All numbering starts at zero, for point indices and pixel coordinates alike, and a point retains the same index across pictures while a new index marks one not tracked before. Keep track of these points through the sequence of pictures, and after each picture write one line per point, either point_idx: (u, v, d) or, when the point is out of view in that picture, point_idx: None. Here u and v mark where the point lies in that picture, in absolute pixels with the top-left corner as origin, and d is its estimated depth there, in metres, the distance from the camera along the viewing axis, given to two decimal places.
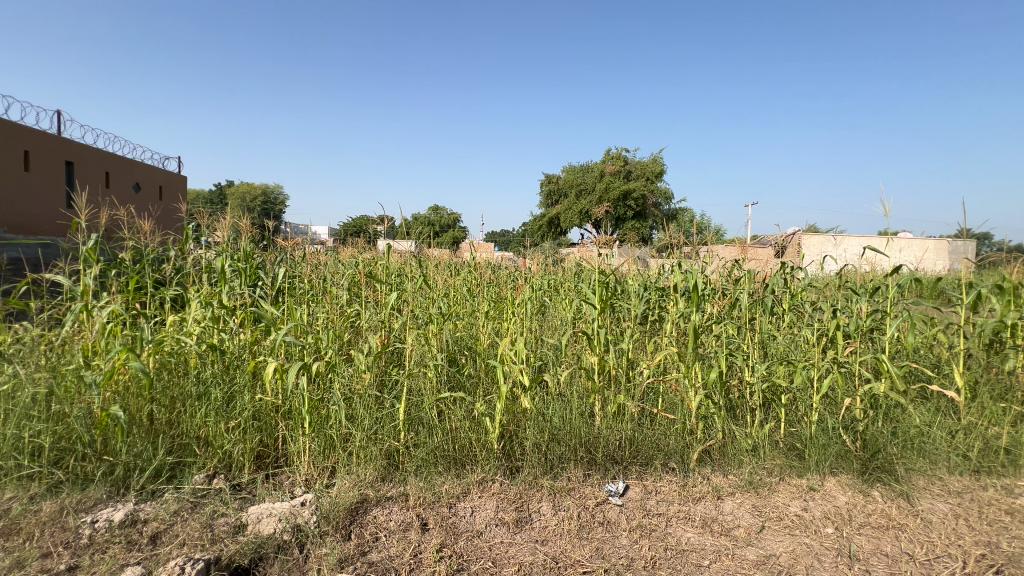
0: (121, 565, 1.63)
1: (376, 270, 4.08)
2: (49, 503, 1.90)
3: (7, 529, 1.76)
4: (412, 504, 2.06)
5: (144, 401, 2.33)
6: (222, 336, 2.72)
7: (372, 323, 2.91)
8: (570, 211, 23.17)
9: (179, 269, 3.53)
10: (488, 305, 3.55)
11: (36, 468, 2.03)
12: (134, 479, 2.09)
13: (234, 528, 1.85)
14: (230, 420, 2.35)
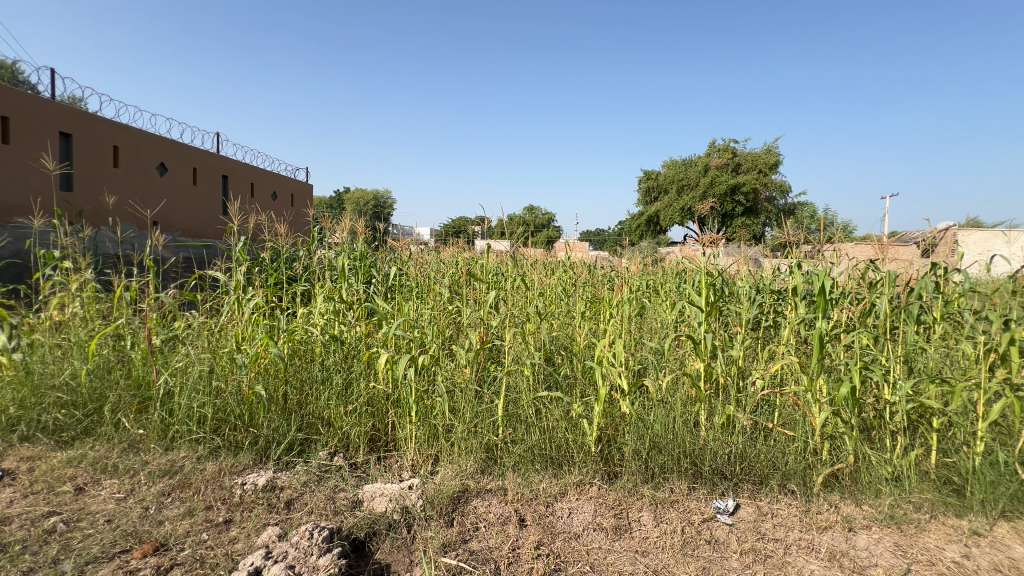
0: (263, 524, 1.88)
1: (476, 269, 4.23)
2: (211, 464, 2.25)
3: (182, 482, 2.12)
4: (510, 498, 2.11)
5: (280, 383, 2.66)
6: (342, 328, 3.01)
7: (471, 320, 3.01)
8: (670, 207, 22.05)
9: (307, 268, 3.97)
10: (583, 304, 3.50)
11: (201, 433, 2.42)
12: (273, 451, 2.40)
13: (352, 503, 2.04)
14: (348, 404, 2.60)
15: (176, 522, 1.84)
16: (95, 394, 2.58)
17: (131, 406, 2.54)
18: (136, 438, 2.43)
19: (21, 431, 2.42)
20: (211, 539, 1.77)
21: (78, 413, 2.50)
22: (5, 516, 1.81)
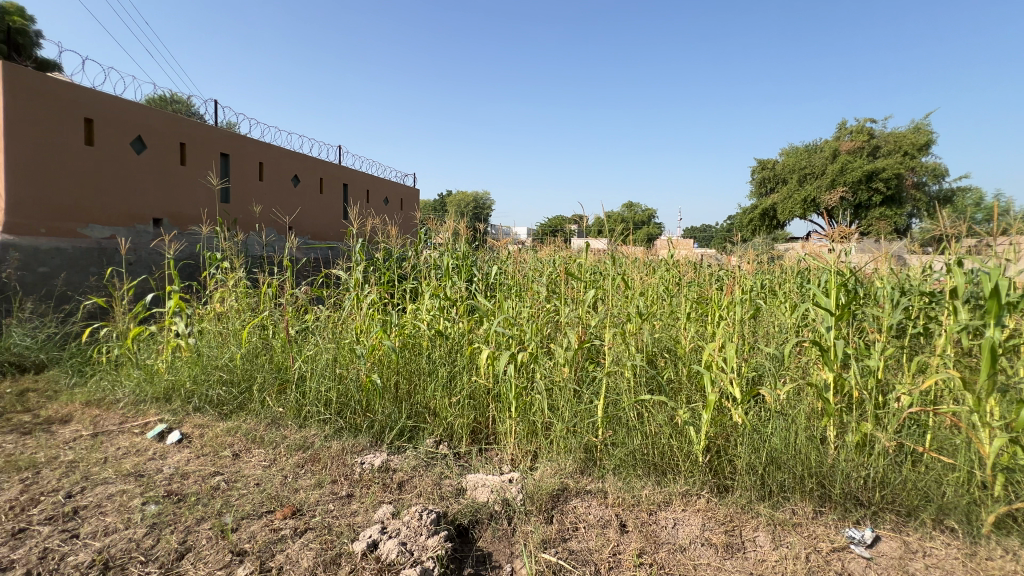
0: (379, 501, 2.04)
1: (573, 268, 4.20)
2: (336, 442, 2.52)
3: (313, 456, 2.39)
4: (610, 502, 2.07)
5: (392, 373, 2.88)
6: (446, 324, 3.17)
7: (570, 319, 3.00)
8: (788, 199, 19.96)
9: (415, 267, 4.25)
10: (689, 304, 3.30)
11: (328, 415, 2.71)
12: (386, 435, 2.62)
13: (457, 490, 2.15)
14: (453, 396, 2.73)
15: (308, 491, 2.09)
16: (247, 375, 3.01)
17: (273, 387, 2.93)
18: (277, 415, 2.80)
19: (194, 402, 2.92)
20: (336, 510, 1.97)
21: (234, 390, 2.94)
22: (185, 471, 2.19)
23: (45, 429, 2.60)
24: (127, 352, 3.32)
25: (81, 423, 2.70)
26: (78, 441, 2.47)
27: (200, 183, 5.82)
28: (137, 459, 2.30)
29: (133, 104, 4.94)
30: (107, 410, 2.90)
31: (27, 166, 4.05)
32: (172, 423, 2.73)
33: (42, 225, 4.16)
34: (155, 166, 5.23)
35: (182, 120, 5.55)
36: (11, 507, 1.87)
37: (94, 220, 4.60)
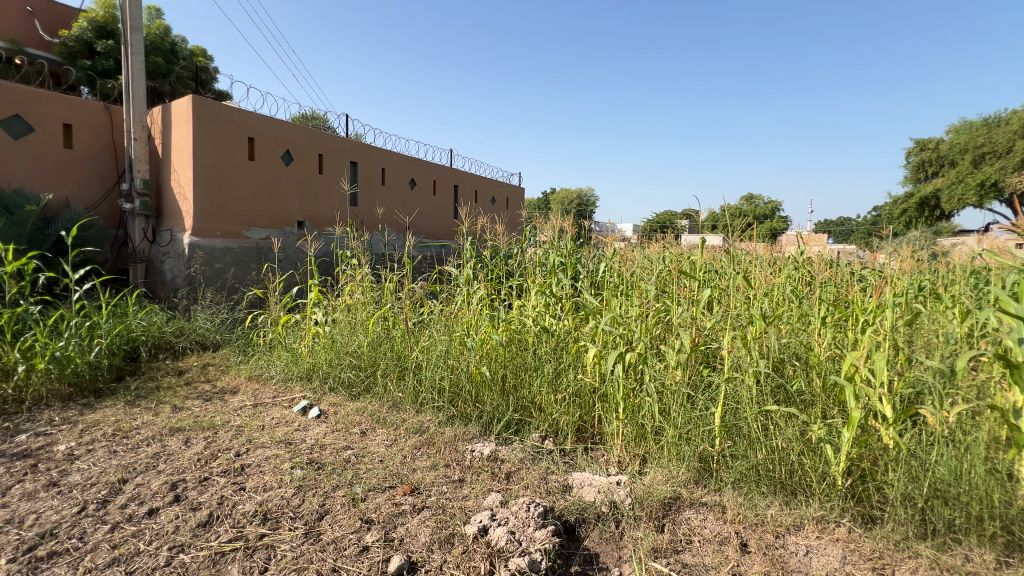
0: (488, 488, 2.12)
1: (686, 266, 3.95)
2: (449, 429, 2.67)
3: (429, 440, 2.56)
4: (729, 518, 1.92)
5: (500, 366, 2.97)
6: (552, 321, 3.18)
7: (683, 319, 2.82)
8: (957, 184, 16.72)
9: (521, 264, 4.34)
10: (825, 307, 2.91)
11: (441, 402, 2.89)
12: (495, 426, 2.72)
13: (563, 486, 2.15)
14: (558, 392, 2.74)
15: (425, 472, 2.24)
16: (372, 361, 3.32)
17: (394, 373, 3.19)
18: (397, 399, 3.05)
19: (330, 383, 3.29)
20: (450, 492, 2.08)
21: (362, 374, 3.26)
22: (323, 442, 2.49)
23: (220, 398, 3.13)
24: (278, 336, 3.86)
25: (245, 395, 3.21)
26: (243, 409, 2.94)
27: (334, 189, 6.47)
28: (286, 429, 2.67)
29: (283, 123, 5.67)
30: (263, 385, 3.41)
31: (206, 179, 4.87)
32: (313, 400, 3.12)
33: (218, 228, 4.99)
34: (300, 175, 5.94)
35: (320, 134, 6.21)
36: (197, 458, 2.29)
37: (255, 223, 5.39)
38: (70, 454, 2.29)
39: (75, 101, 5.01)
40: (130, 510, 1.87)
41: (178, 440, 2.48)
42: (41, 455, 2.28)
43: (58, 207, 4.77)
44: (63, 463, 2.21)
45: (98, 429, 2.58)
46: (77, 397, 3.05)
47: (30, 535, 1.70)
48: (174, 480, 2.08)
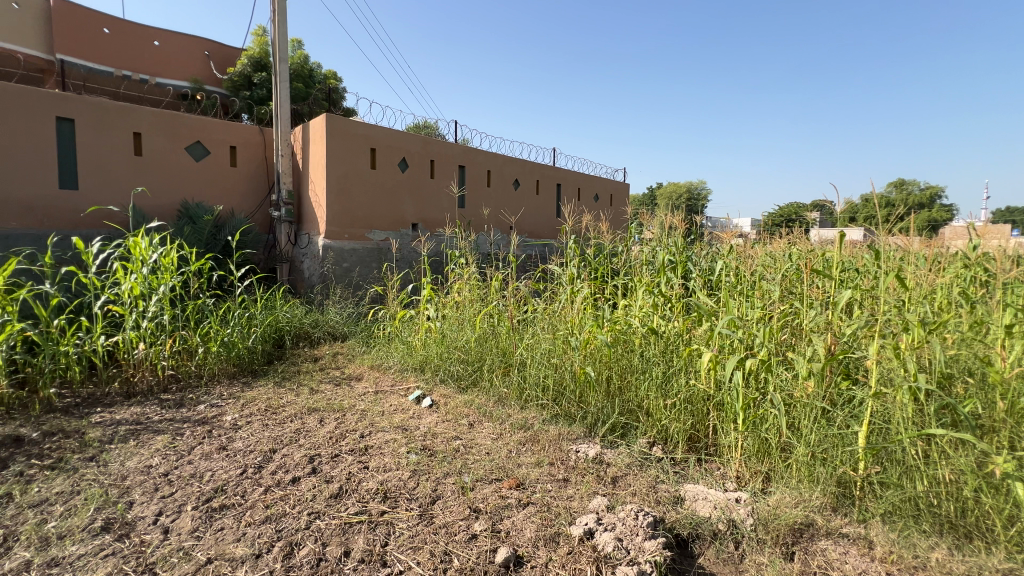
0: (594, 491, 2.08)
1: (820, 263, 3.50)
2: (553, 427, 2.67)
3: (533, 436, 2.58)
4: (878, 555, 1.66)
5: (604, 367, 2.89)
6: (661, 322, 3.01)
7: (816, 324, 2.49)
8: None
9: (625, 262, 4.19)
10: (1013, 313, 2.37)
11: (545, 400, 2.91)
12: (600, 428, 2.66)
13: (674, 498, 2.03)
14: (668, 398, 2.59)
15: (530, 468, 2.26)
16: (478, 355, 3.45)
17: (499, 369, 3.29)
18: (503, 394, 3.13)
19: (440, 375, 3.49)
20: (555, 491, 2.08)
21: (469, 368, 3.41)
22: (435, 431, 2.65)
23: (347, 383, 3.49)
24: (396, 329, 4.18)
25: (368, 382, 3.54)
26: (366, 394, 3.24)
27: (444, 192, 6.80)
28: (403, 415, 2.89)
29: (400, 132, 6.11)
30: (383, 373, 3.72)
31: (335, 188, 5.45)
32: (426, 390, 3.33)
33: (345, 231, 5.55)
34: (414, 180, 6.35)
35: (432, 140, 6.58)
36: (330, 436, 2.56)
37: (375, 226, 5.90)
38: (234, 424, 2.72)
39: (237, 126, 5.92)
40: (278, 476, 2.16)
41: (314, 418, 2.81)
42: (214, 423, 2.73)
43: (226, 216, 5.69)
44: (230, 430, 2.62)
45: (255, 404, 3.03)
46: (239, 376, 3.61)
47: (207, 489, 2.04)
48: (311, 454, 2.36)
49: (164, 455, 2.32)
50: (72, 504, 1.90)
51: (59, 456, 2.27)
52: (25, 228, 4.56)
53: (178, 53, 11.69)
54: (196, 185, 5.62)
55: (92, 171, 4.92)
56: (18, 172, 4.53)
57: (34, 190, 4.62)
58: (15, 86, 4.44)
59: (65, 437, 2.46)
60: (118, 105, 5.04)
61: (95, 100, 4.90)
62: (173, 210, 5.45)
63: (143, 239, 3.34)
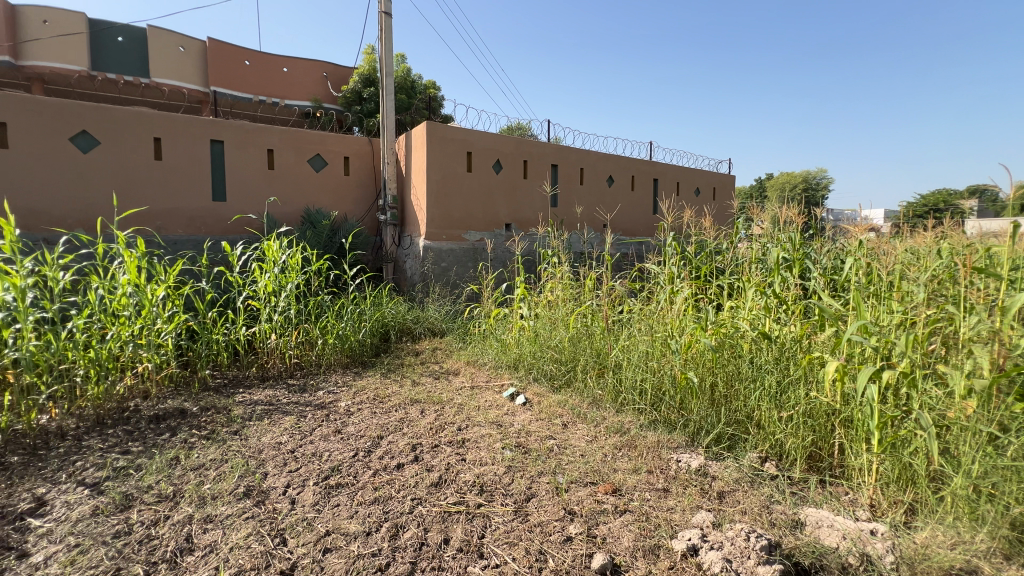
0: (697, 505, 1.94)
1: (983, 260, 2.93)
2: (651, 433, 2.55)
3: (630, 442, 2.48)
4: None
5: (709, 373, 2.70)
6: (774, 326, 2.73)
7: (978, 333, 2.08)
8: None
9: (731, 260, 3.87)
10: None
11: (643, 404, 2.78)
12: (703, 438, 2.48)
13: (792, 521, 1.83)
14: (783, 410, 2.34)
15: (626, 474, 2.18)
16: (572, 355, 3.41)
17: (594, 370, 3.22)
18: (597, 396, 3.06)
19: (534, 373, 3.50)
20: (654, 500, 1.98)
21: (563, 367, 3.38)
22: (529, 429, 2.67)
23: (445, 377, 3.66)
24: (490, 327, 4.29)
25: (464, 377, 3.68)
26: (463, 389, 3.37)
27: (538, 192, 6.82)
28: (498, 411, 2.95)
29: (495, 134, 6.26)
30: (479, 369, 3.84)
31: (434, 192, 5.74)
32: (519, 388, 3.37)
33: (443, 233, 5.83)
34: (508, 181, 6.47)
35: (525, 141, 6.64)
36: (430, 427, 2.70)
37: (471, 227, 6.12)
38: (347, 410, 2.97)
39: (349, 138, 6.45)
40: (385, 461, 2.32)
41: (416, 409, 2.98)
42: (330, 408, 3.02)
43: (341, 220, 6.27)
44: (344, 416, 2.88)
45: (365, 393, 3.30)
46: (351, 366, 3.95)
47: (325, 467, 2.25)
48: (414, 443, 2.50)
49: (291, 434, 2.61)
50: (221, 470, 2.22)
51: (212, 428, 2.67)
52: (188, 234, 5.46)
53: (303, 78, 13.25)
54: (315, 193, 6.25)
55: (236, 184, 5.73)
56: (183, 188, 5.43)
57: (194, 202, 5.50)
58: (181, 116, 5.32)
59: (217, 412, 2.88)
60: (255, 126, 5.79)
61: (238, 123, 5.69)
62: (296, 217, 6.13)
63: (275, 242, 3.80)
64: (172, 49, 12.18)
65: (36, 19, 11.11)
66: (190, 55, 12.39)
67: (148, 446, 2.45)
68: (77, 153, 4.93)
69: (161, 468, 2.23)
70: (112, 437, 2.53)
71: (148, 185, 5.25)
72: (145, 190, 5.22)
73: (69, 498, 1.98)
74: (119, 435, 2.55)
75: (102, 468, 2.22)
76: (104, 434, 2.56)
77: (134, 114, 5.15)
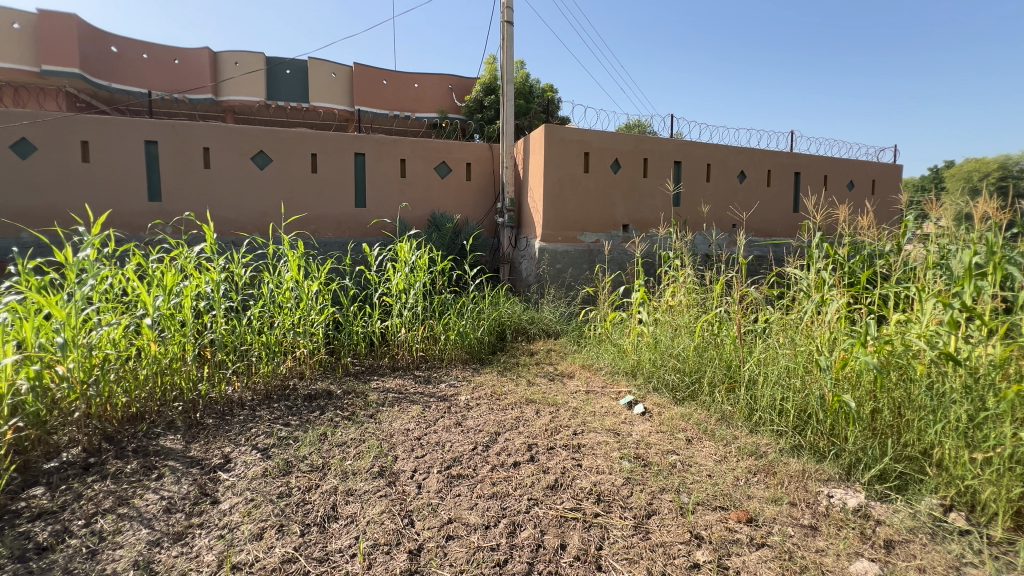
0: (856, 552, 1.67)
1: None
2: (795, 461, 2.25)
3: (767, 467, 2.22)
4: None
5: (870, 397, 2.29)
6: (965, 346, 2.23)
7: None
8: None
9: (901, 265, 3.26)
10: None
11: (783, 427, 2.47)
12: (862, 473, 2.12)
13: None
14: (979, 451, 1.90)
15: (764, 502, 1.95)
16: (697, 366, 3.16)
17: (723, 384, 2.95)
18: (727, 412, 2.80)
19: (654, 382, 3.32)
20: (799, 538, 1.74)
21: (686, 378, 3.14)
22: (648, 440, 2.53)
23: (560, 379, 3.65)
24: (607, 331, 4.17)
25: (579, 380, 3.63)
26: (578, 393, 3.33)
27: (658, 191, 6.48)
28: (615, 419, 2.85)
29: (614, 133, 6.10)
30: (594, 374, 3.76)
31: (551, 194, 5.79)
32: (638, 397, 3.22)
33: (559, 234, 5.85)
34: (626, 181, 6.26)
35: (646, 138, 6.36)
36: (545, 429, 2.70)
37: (587, 228, 6.04)
38: (467, 404, 3.11)
39: (470, 145, 6.77)
40: (502, 457, 2.38)
41: (531, 409, 3.01)
42: (452, 401, 3.18)
43: (462, 223, 6.61)
44: (464, 409, 3.02)
45: (483, 389, 3.42)
46: (470, 362, 4.15)
47: (447, 457, 2.38)
48: (530, 443, 2.53)
49: (417, 422, 2.81)
50: (360, 449, 2.47)
51: (352, 410, 2.99)
52: (336, 237, 6.22)
53: (431, 92, 14.32)
54: (439, 198, 6.70)
55: (374, 192, 6.37)
56: (333, 197, 6.20)
57: (341, 209, 6.25)
58: (332, 134, 6.07)
59: (356, 396, 3.21)
60: (391, 138, 6.37)
61: (377, 137, 6.31)
62: (423, 220, 6.63)
63: (406, 244, 4.12)
64: (326, 76, 14.02)
65: (229, 61, 13.59)
66: (340, 80, 14.15)
67: (303, 421, 2.82)
68: (256, 170, 5.90)
69: (313, 441, 2.55)
70: (276, 410, 2.96)
71: (306, 195, 6.09)
72: (304, 200, 6.07)
73: (245, 459, 2.36)
74: (281, 409, 2.98)
75: (269, 436, 2.60)
76: (271, 407, 3.01)
77: (297, 135, 6.00)
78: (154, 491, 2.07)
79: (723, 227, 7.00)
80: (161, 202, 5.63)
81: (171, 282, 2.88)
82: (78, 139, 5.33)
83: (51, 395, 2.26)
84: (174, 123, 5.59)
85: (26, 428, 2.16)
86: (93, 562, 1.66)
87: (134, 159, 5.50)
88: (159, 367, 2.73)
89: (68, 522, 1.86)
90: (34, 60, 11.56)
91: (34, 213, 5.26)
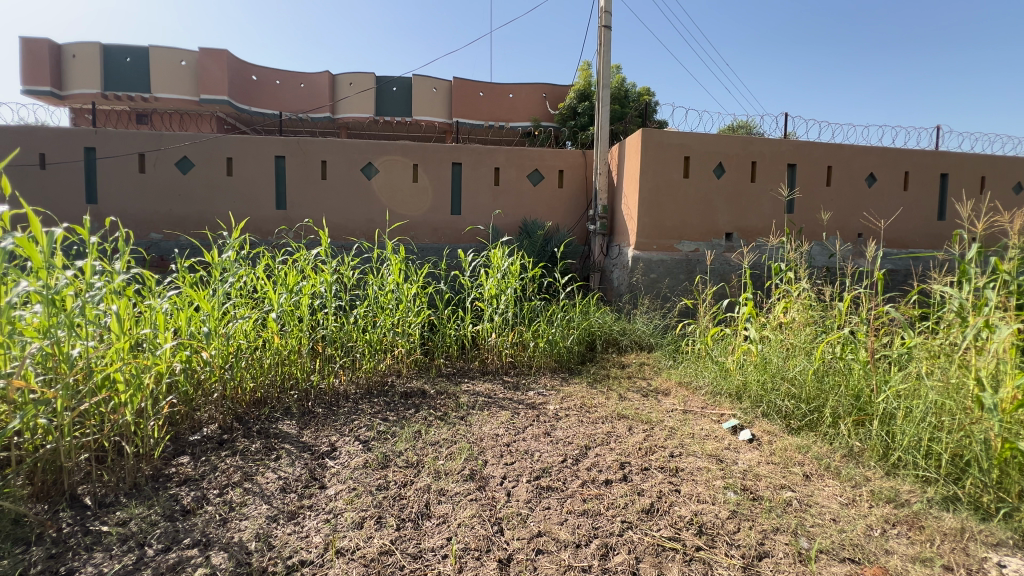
0: None
1: None
2: (949, 516, 1.89)
3: (911, 518, 1.89)
4: None
5: None
6: None
7: None
8: None
9: None
10: None
11: (931, 473, 2.10)
12: None
13: None
14: None
15: (908, 561, 1.66)
16: (817, 393, 2.81)
17: (850, 416, 2.59)
18: (855, 448, 2.45)
19: (763, 407, 2.99)
20: None
21: (802, 406, 2.80)
22: (757, 471, 2.29)
23: (654, 396, 3.44)
24: (707, 346, 3.89)
25: (675, 399, 3.41)
26: (674, 412, 3.13)
27: (769, 196, 5.93)
28: (717, 444, 2.62)
29: (718, 136, 5.71)
30: (692, 394, 3.49)
31: (647, 201, 5.56)
32: (744, 421, 2.94)
33: (654, 243, 5.60)
34: (731, 186, 5.82)
35: (755, 139, 5.86)
36: (639, 448, 2.56)
37: (686, 237, 5.71)
38: (556, 414, 3.06)
39: (564, 152, 6.74)
40: (593, 473, 2.29)
41: (623, 426, 2.88)
42: (540, 409, 3.15)
43: (554, 231, 6.60)
44: (553, 419, 2.97)
45: (572, 400, 3.35)
46: (559, 371, 4.10)
47: (536, 467, 2.35)
48: (622, 461, 2.41)
49: (506, 428, 2.82)
50: (451, 450, 2.52)
51: (445, 410, 3.08)
52: (433, 242, 6.55)
53: (524, 102, 14.67)
54: (530, 204, 6.75)
55: (469, 199, 6.60)
56: (431, 204, 6.53)
57: (438, 215, 6.56)
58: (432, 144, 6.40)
59: (448, 397, 3.32)
60: (486, 147, 6.57)
61: (473, 147, 6.53)
62: (515, 227, 6.72)
63: (499, 251, 4.20)
64: (428, 91, 14.91)
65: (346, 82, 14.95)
66: (440, 94, 14.99)
67: (400, 417, 2.95)
68: (365, 180, 6.40)
69: (408, 438, 2.66)
70: (376, 405, 3.14)
71: (408, 203, 6.49)
72: (405, 207, 6.48)
73: (349, 449, 2.52)
74: (380, 404, 3.16)
75: (370, 429, 2.77)
76: (371, 402, 3.21)
77: (401, 146, 6.41)
78: (273, 471, 2.29)
79: (848, 237, 6.21)
80: (286, 210, 6.33)
81: (292, 281, 3.19)
82: (224, 156, 6.17)
83: (197, 376, 2.61)
84: (299, 139, 6.25)
85: (178, 404, 2.51)
86: (224, 528, 1.87)
87: (267, 172, 6.25)
88: (281, 357, 3.05)
89: (206, 490, 2.12)
90: (195, 91, 13.71)
91: (190, 220, 6.19)
